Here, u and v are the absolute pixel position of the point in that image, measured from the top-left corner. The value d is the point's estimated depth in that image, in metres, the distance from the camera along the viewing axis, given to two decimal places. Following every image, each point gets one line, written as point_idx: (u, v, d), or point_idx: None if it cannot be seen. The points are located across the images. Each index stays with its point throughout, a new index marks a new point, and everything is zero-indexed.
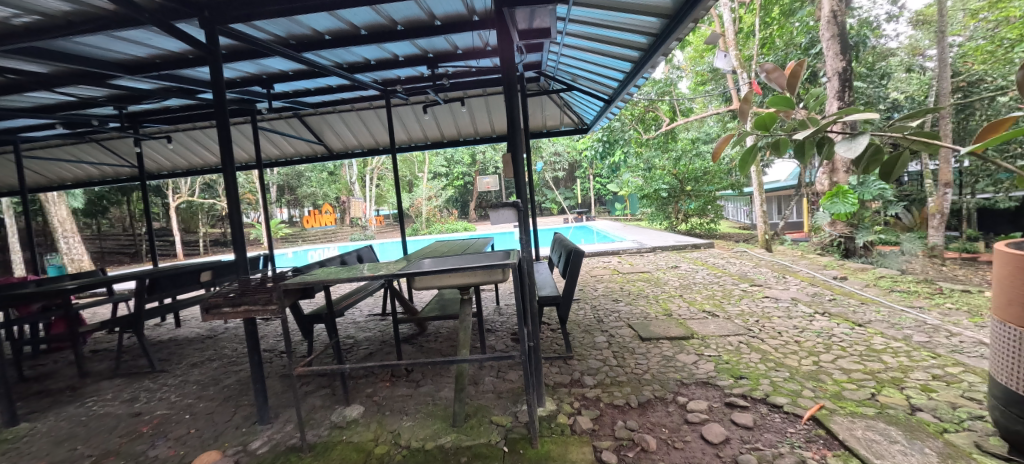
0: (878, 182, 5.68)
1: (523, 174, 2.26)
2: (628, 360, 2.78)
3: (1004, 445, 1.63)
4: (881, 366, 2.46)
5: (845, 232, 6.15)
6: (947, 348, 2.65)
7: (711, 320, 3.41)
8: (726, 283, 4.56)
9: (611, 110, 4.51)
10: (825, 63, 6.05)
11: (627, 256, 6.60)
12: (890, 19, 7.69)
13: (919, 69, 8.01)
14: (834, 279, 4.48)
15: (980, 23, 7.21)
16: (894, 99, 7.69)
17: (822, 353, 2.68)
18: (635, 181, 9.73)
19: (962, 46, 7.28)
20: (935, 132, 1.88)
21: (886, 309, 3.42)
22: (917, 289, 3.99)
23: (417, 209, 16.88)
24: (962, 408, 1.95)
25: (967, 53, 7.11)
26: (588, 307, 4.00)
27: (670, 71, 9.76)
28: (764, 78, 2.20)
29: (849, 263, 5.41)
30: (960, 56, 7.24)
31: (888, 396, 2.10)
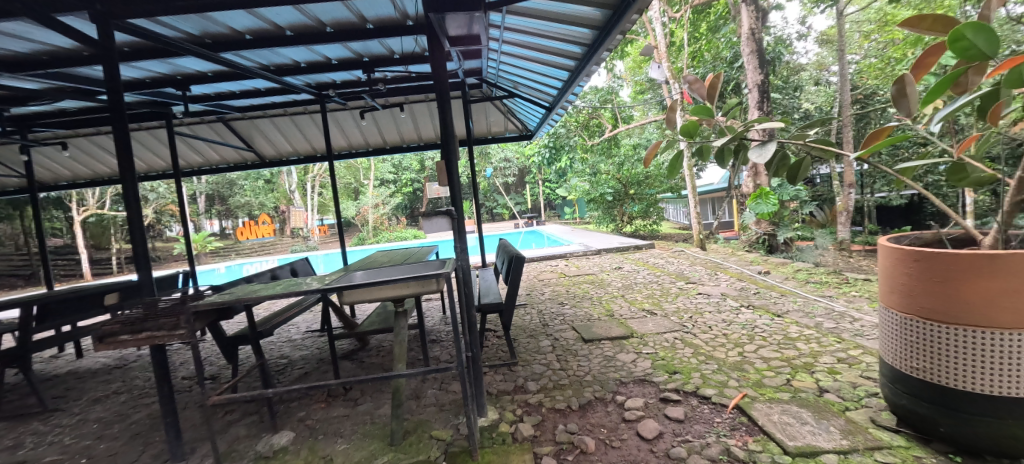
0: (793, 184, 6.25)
1: (459, 181, 2.23)
2: (571, 363, 2.82)
3: (893, 418, 1.83)
4: (795, 352, 2.68)
5: (769, 230, 6.71)
6: (850, 333, 2.94)
7: (650, 318, 3.56)
8: (664, 281, 4.81)
9: (552, 117, 4.60)
10: (747, 76, 6.56)
11: (574, 259, 6.73)
12: (800, 37, 8.54)
13: (825, 83, 8.91)
14: (759, 274, 4.87)
15: (873, 43, 8.15)
16: (806, 110, 8.56)
17: (746, 344, 2.87)
18: (581, 185, 9.98)
19: (858, 65, 8.19)
20: (832, 140, 2.11)
21: (802, 300, 3.75)
22: (827, 279, 4.42)
23: (363, 217, 16.24)
24: (861, 386, 2.17)
25: (863, 70, 8.07)
26: (535, 312, 4.02)
27: (611, 80, 10.16)
28: (688, 89, 2.35)
29: (772, 258, 5.91)
30: (858, 72, 8.21)
31: (801, 381, 2.29)
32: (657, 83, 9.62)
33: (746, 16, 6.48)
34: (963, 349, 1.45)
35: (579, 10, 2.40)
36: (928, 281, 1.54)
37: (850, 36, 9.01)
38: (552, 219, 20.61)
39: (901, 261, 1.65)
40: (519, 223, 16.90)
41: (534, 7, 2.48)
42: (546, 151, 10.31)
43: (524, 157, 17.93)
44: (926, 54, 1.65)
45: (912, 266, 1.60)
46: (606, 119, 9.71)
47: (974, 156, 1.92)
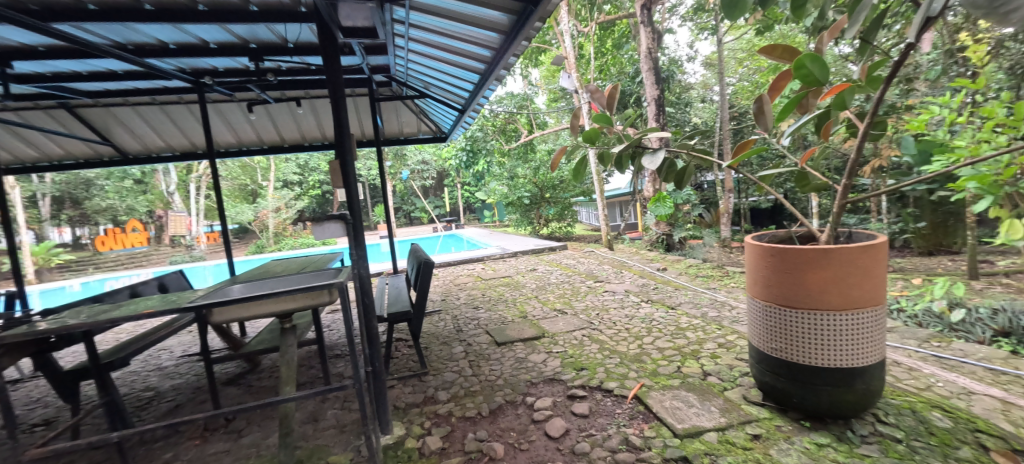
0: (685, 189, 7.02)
1: (356, 184, 2.07)
2: (483, 368, 2.79)
3: (759, 394, 2.09)
4: (684, 341, 2.96)
5: (666, 230, 7.47)
6: (728, 320, 3.36)
7: (561, 317, 3.69)
8: (575, 281, 5.06)
9: (465, 119, 4.58)
10: (646, 90, 7.21)
11: (491, 263, 6.76)
12: (689, 59, 9.65)
13: (709, 101, 10.21)
14: (657, 270, 5.35)
15: (744, 70, 9.56)
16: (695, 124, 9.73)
17: (645, 337, 3.11)
18: (500, 189, 10.13)
19: (734, 87, 9.49)
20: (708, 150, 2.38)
21: (691, 293, 4.20)
22: (712, 273, 5.01)
23: (262, 223, 14.55)
24: (735, 368, 2.46)
25: (738, 91, 9.41)
26: (449, 318, 3.93)
27: (527, 86, 10.48)
28: (590, 98, 2.48)
29: (669, 256, 6.55)
30: (733, 93, 9.55)
31: (689, 367, 2.54)
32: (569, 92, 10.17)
33: (644, 35, 7.08)
34: (806, 330, 1.71)
35: (484, 13, 2.39)
36: (781, 274, 1.78)
37: (727, 62, 10.41)
38: (472, 223, 20.54)
39: (758, 256, 1.88)
40: (438, 227, 16.53)
41: (440, 6, 2.40)
42: (464, 154, 10.23)
43: (442, 159, 17.60)
44: (777, 79, 1.90)
45: (770, 261, 1.82)
46: (522, 124, 9.98)
47: (813, 167, 2.29)
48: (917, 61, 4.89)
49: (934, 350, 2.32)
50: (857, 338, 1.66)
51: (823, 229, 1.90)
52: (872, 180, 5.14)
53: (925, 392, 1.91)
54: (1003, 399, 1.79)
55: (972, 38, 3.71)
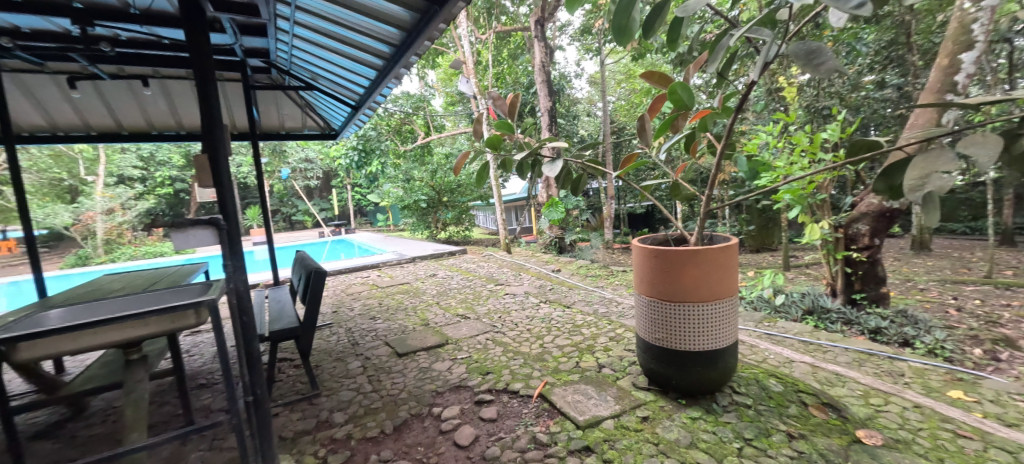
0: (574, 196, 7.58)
1: (230, 183, 1.76)
2: (384, 382, 2.61)
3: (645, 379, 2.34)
4: (581, 337, 3.19)
5: (558, 233, 8.01)
6: (615, 315, 3.73)
7: (464, 323, 3.67)
8: (476, 285, 5.08)
9: (359, 117, 4.29)
10: (541, 101, 7.61)
11: (387, 269, 6.41)
12: (577, 76, 10.52)
13: (593, 115, 11.27)
14: (553, 272, 5.70)
15: (621, 90, 10.82)
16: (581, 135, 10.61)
17: (545, 336, 3.26)
18: (395, 191, 9.76)
19: (615, 105, 10.57)
20: (598, 160, 2.61)
21: (583, 292, 4.55)
22: (598, 273, 5.52)
23: (86, 228, 10.90)
24: (625, 358, 2.73)
25: (616, 109, 10.58)
26: (343, 331, 3.60)
27: (424, 87, 10.22)
28: (492, 105, 2.51)
29: (562, 258, 7.01)
30: (613, 110, 10.71)
31: (586, 362, 2.72)
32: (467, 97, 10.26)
33: (538, 49, 7.44)
34: (686, 319, 1.96)
35: (382, 6, 2.24)
36: (662, 272, 2.01)
37: (610, 82, 11.59)
38: (364, 226, 19.05)
39: (644, 257, 2.09)
40: (327, 231, 15.09)
41: None
42: (355, 154, 9.52)
43: (331, 158, 16.06)
44: (655, 101, 2.15)
45: (653, 261, 2.05)
46: (418, 126, 9.71)
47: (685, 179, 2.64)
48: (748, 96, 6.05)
49: (767, 329, 2.88)
50: (720, 323, 1.97)
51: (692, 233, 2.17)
52: (718, 191, 6.24)
53: (763, 363, 2.35)
54: (812, 364, 2.29)
55: (782, 82, 4.71)
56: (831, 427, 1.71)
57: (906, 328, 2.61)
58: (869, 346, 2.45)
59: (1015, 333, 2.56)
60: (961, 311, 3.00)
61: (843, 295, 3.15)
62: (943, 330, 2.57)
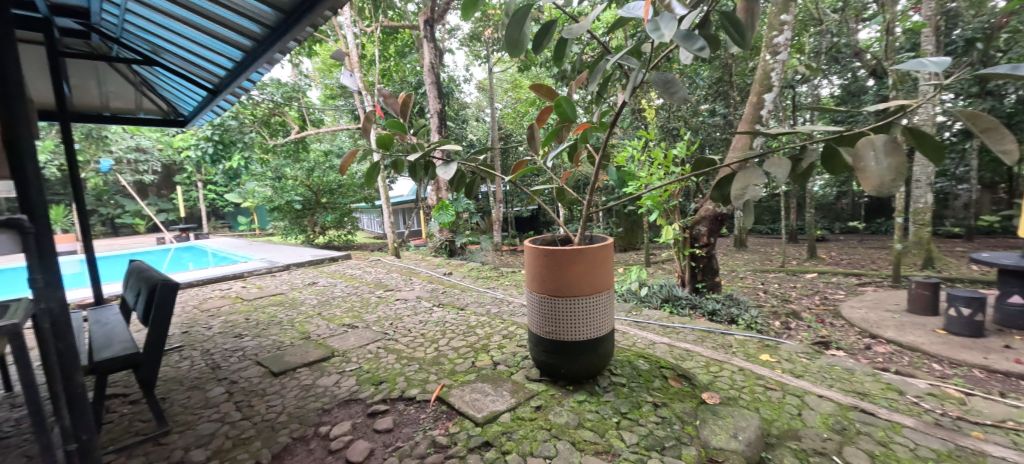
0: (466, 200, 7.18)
1: (35, 172, 1.34)
2: (257, 407, 2.28)
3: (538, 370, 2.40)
4: (476, 337, 3.20)
5: (448, 236, 7.50)
6: (507, 314, 3.84)
7: (352, 332, 3.39)
8: (363, 291, 4.67)
9: (219, 102, 3.63)
10: (429, 103, 6.97)
11: (254, 280, 5.56)
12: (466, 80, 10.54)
13: (481, 120, 11.45)
14: (445, 275, 5.54)
15: (507, 99, 11.24)
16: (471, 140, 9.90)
17: (440, 340, 3.15)
18: (263, 191, 8.80)
19: (502, 111, 10.75)
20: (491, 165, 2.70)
21: (475, 294, 4.52)
22: (489, 275, 5.55)
23: None
24: (518, 354, 2.77)
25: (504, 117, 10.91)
26: (199, 354, 3.03)
27: (298, 77, 9.03)
28: (383, 103, 2.40)
29: (452, 261, 6.87)
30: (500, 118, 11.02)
31: (482, 361, 2.69)
32: (349, 91, 9.47)
33: (427, 49, 6.93)
34: (568, 314, 1.86)
35: None
36: None
37: (498, 89, 11.86)
38: (219, 230, 15.84)
39: (528, 253, 1.97)
40: (165, 237, 12.32)
41: None
42: (210, 146, 8.06)
43: (173, 149, 13.21)
44: (542, 111, 2.24)
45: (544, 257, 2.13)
46: (291, 118, 8.63)
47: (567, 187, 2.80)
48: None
49: (634, 317, 3.17)
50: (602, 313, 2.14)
51: (577, 232, 2.08)
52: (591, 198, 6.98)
53: (633, 345, 2.54)
54: (670, 344, 2.59)
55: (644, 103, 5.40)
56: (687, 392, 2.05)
57: (731, 309, 3.29)
58: (710, 325, 2.93)
59: (798, 308, 3.47)
60: (764, 293, 3.94)
61: (690, 285, 3.74)
62: (754, 308, 3.33)
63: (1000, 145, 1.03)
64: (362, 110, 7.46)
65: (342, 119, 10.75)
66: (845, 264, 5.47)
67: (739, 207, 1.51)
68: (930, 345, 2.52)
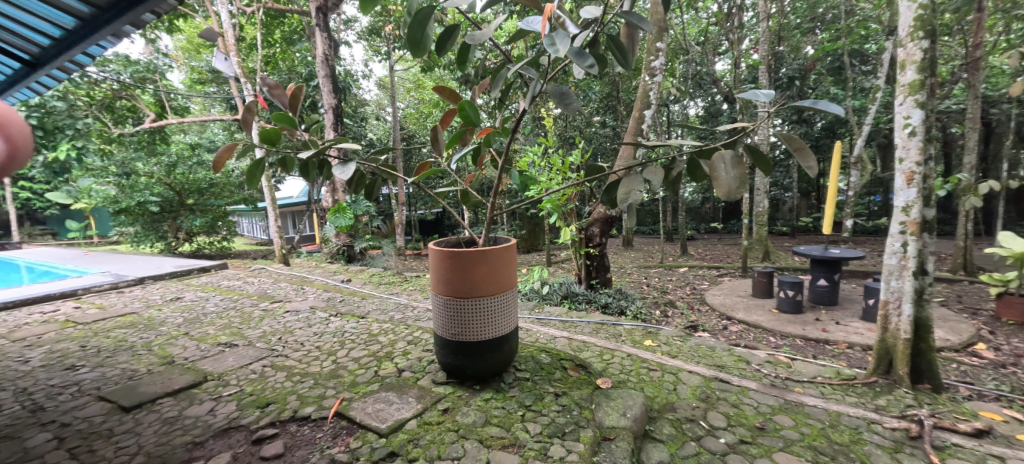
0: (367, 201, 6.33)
1: None
2: (99, 452, 1.73)
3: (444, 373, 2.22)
4: (378, 347, 2.72)
5: (347, 241, 6.48)
6: (413, 319, 3.34)
7: (231, 352, 2.84)
8: (243, 306, 3.95)
9: (39, 75, 2.87)
10: (322, 96, 6.11)
11: (88, 299, 4.42)
12: (365, 76, 9.84)
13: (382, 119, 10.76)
14: (343, 282, 4.78)
15: (411, 98, 10.78)
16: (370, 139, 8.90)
17: (339, 350, 2.71)
18: (105, 190, 7.25)
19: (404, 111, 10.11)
20: (393, 166, 2.60)
21: (378, 300, 3.92)
22: (392, 280, 4.92)
23: None
24: (425, 358, 2.49)
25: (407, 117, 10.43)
26: (7, 394, 2.32)
27: (154, 55, 7.50)
28: (268, 93, 2.17)
29: (353, 266, 6.00)
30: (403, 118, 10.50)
31: (386, 369, 2.39)
32: (223, 77, 8.14)
33: (319, 38, 6.01)
34: (474, 315, 1.88)
35: None
36: None
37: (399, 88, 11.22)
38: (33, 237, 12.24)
39: (433, 256, 1.94)
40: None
41: None
42: None
43: None
44: (445, 113, 2.24)
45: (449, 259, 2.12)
46: (145, 103, 7.17)
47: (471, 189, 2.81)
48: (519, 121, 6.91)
49: (537, 314, 3.32)
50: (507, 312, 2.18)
51: (481, 234, 2.12)
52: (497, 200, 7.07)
53: (536, 341, 2.69)
54: (568, 336, 2.79)
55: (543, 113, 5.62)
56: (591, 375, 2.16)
57: (620, 302, 3.67)
58: (602, 318, 3.24)
59: (674, 297, 4.03)
60: (647, 286, 4.48)
61: (585, 281, 4.06)
62: (639, 300, 3.76)
63: (807, 160, 1.42)
64: (239, 99, 6.43)
65: (214, 108, 9.21)
66: (708, 259, 6.49)
67: (624, 209, 1.71)
68: (767, 322, 3.13)
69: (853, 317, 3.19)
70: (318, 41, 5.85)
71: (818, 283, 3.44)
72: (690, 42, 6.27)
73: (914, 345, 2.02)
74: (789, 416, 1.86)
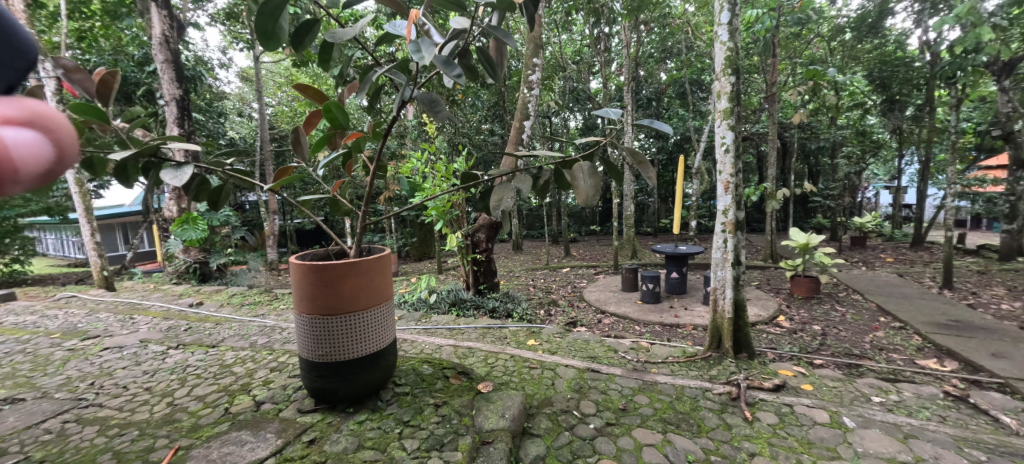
0: (226, 208, 5.47)
1: None
2: None
3: (312, 399, 1.90)
4: (231, 378, 2.24)
5: (199, 257, 5.41)
6: (281, 342, 2.91)
7: (10, 410, 2.03)
8: (34, 349, 2.96)
9: None
10: (160, 85, 5.06)
11: None
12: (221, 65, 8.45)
13: None
14: (190, 306, 3.99)
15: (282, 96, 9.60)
16: (231, 138, 7.68)
17: (177, 390, 2.16)
18: None
19: (273, 108, 8.92)
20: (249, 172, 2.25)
21: (237, 325, 3.34)
22: (260, 299, 4.31)
23: None
24: (290, 384, 2.10)
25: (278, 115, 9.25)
26: None
27: None
28: (62, 76, 1.68)
29: (206, 287, 5.05)
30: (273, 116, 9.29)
31: (240, 404, 1.94)
32: None
33: (154, 15, 4.95)
34: (352, 328, 1.74)
35: None
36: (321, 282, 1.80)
37: (266, 82, 9.89)
38: None
39: (294, 270, 1.74)
40: None
41: None
42: None
43: None
44: (311, 115, 2.02)
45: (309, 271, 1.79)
46: None
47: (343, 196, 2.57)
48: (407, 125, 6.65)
49: (423, 324, 3.23)
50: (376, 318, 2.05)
51: (352, 245, 1.98)
52: (385, 207, 6.69)
53: (420, 353, 2.60)
54: (454, 344, 2.76)
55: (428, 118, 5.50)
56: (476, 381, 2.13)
57: (507, 305, 3.78)
58: (489, 322, 3.29)
59: (557, 297, 4.30)
60: (533, 288, 4.71)
61: (473, 287, 4.00)
62: (525, 301, 3.92)
63: (647, 173, 1.67)
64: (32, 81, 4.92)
65: None
66: (589, 259, 7.11)
67: (498, 215, 1.77)
68: (634, 313, 3.53)
69: (696, 302, 3.81)
70: (153, 17, 4.82)
71: (671, 275, 4.02)
72: (566, 61, 6.83)
73: (735, 321, 2.49)
74: (646, 395, 2.11)
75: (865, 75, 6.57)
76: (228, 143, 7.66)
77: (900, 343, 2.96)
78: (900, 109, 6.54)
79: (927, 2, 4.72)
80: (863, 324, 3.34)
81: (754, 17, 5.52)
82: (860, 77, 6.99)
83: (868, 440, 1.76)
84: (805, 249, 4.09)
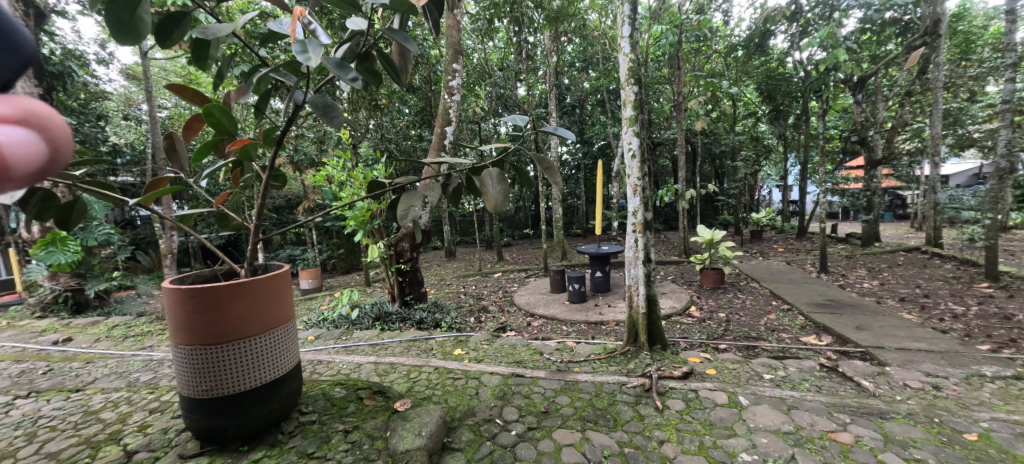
0: (104, 225, 4.73)
1: None
2: None
3: (197, 441, 1.66)
4: (97, 428, 1.91)
5: (71, 284, 4.62)
6: (168, 378, 2.56)
7: None
8: None
9: None
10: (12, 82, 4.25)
11: None
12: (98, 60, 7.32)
13: None
14: (55, 344, 3.37)
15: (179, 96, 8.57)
16: (114, 145, 6.68)
17: (18, 450, 1.78)
18: None
19: (168, 111, 7.92)
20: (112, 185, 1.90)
21: (113, 362, 2.88)
22: (150, 329, 3.78)
23: None
24: (172, 427, 1.83)
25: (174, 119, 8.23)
26: None
27: None
28: None
29: (80, 319, 4.31)
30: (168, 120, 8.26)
31: (103, 457, 1.64)
32: None
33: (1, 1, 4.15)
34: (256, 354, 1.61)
35: None
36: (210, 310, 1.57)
37: (158, 81, 8.75)
38: None
39: (166, 298, 1.52)
40: None
41: None
42: None
43: None
44: (191, 119, 1.74)
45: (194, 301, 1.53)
46: None
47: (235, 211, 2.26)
48: (327, 131, 6.26)
49: (343, 342, 3.03)
50: None
51: (244, 263, 1.79)
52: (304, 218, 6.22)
53: (336, 374, 2.43)
54: (374, 361, 2.63)
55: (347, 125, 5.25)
56: (393, 399, 2.03)
57: (436, 315, 3.68)
58: (415, 334, 3.18)
59: (487, 303, 4.29)
60: (464, 295, 4.65)
61: (399, 299, 3.85)
62: (454, 310, 3.84)
63: (554, 178, 1.65)
64: None
65: None
66: (522, 263, 7.21)
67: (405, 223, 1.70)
68: (562, 314, 3.63)
69: (618, 299, 4.01)
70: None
71: (595, 275, 4.20)
72: (492, 68, 6.92)
73: (648, 316, 2.65)
74: (567, 395, 2.16)
75: (755, 87, 7.47)
76: (110, 150, 6.64)
77: (788, 324, 3.36)
78: (784, 117, 7.50)
79: (798, 26, 5.48)
80: (758, 309, 3.74)
81: (660, 33, 6.02)
82: (751, 89, 7.93)
83: (758, 415, 1.94)
84: (711, 244, 4.51)
